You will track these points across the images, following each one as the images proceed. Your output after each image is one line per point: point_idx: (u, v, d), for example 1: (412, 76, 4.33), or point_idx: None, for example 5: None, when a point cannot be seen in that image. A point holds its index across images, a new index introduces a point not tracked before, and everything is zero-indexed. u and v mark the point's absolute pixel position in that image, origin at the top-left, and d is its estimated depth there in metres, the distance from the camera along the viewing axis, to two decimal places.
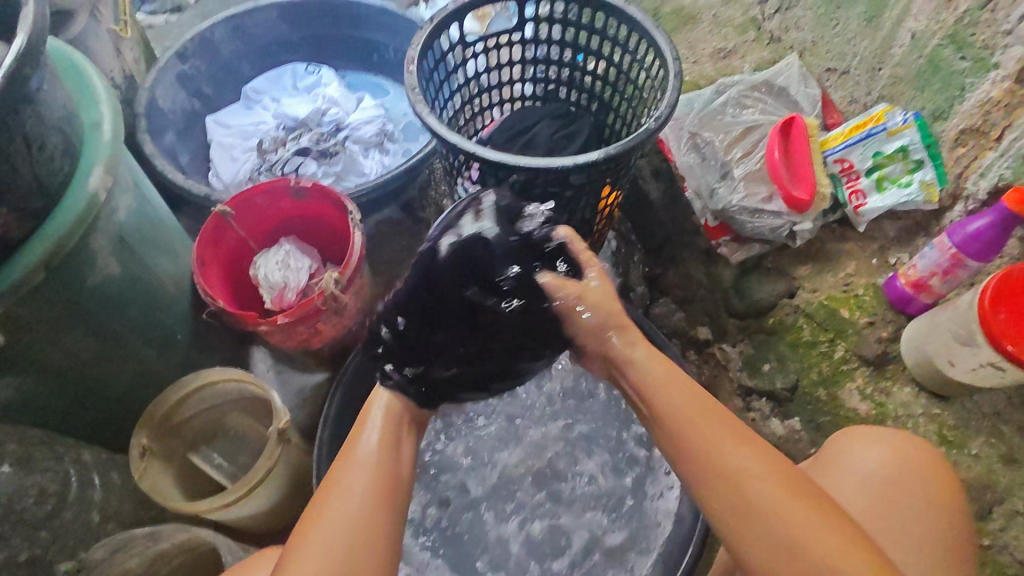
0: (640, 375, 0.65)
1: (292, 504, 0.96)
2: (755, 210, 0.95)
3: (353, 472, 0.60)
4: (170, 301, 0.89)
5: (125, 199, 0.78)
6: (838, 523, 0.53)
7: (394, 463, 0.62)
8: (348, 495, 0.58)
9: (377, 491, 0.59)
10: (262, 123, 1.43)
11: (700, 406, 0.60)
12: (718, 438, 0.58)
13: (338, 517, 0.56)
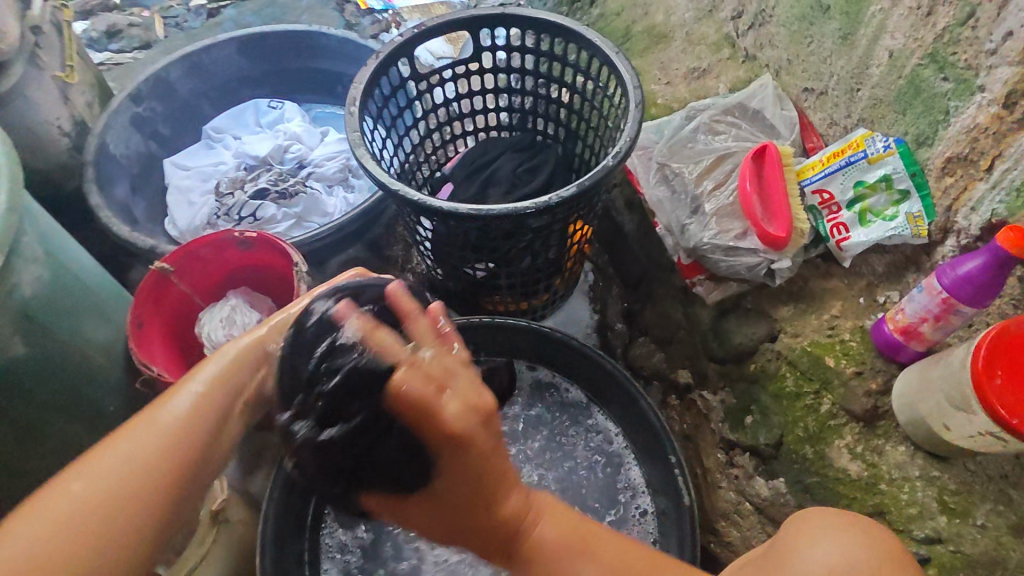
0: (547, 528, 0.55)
1: None
2: (729, 248, 0.87)
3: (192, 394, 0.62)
4: (96, 372, 0.83)
5: (32, 271, 0.72)
6: None
7: (230, 396, 0.64)
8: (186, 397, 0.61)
9: (187, 424, 0.60)
10: (221, 164, 1.37)
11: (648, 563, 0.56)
12: None
13: (135, 443, 0.57)
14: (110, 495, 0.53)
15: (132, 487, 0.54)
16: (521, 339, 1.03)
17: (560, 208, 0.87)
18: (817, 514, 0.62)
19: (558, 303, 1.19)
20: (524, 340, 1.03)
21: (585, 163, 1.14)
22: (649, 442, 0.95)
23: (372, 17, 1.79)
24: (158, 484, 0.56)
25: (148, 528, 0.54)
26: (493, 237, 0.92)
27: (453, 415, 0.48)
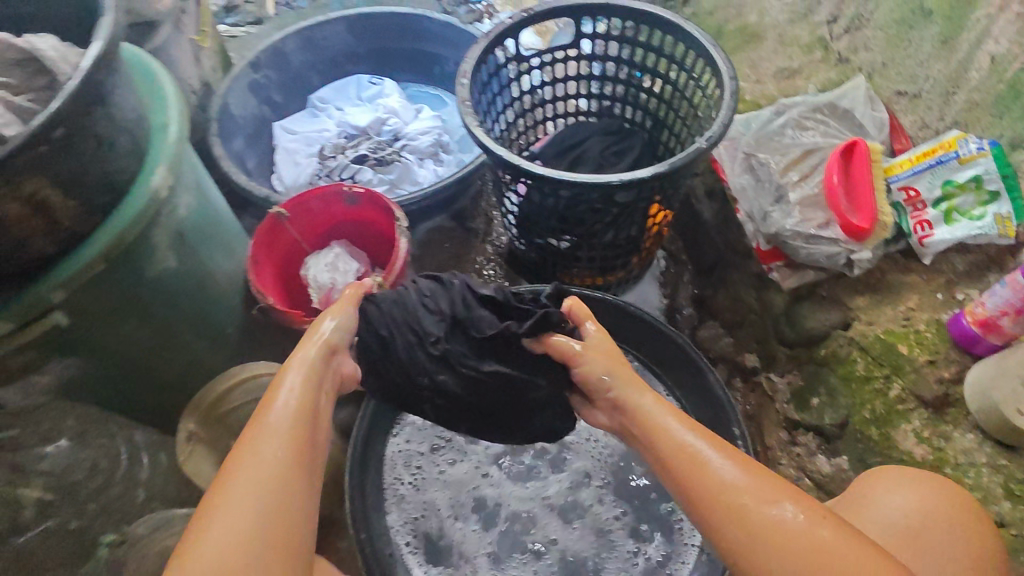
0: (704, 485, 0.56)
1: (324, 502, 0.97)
2: (811, 236, 0.91)
3: (282, 410, 0.56)
4: (221, 296, 0.93)
5: (187, 197, 0.82)
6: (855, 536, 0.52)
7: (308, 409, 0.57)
8: (278, 431, 0.54)
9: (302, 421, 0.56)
10: (325, 131, 1.48)
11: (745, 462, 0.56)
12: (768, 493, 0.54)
13: (252, 480, 0.51)
14: (243, 540, 0.48)
15: (284, 533, 0.50)
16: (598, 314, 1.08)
17: (650, 184, 0.93)
18: (900, 472, 0.69)
19: (629, 283, 1.24)
20: (600, 315, 1.08)
21: (670, 152, 1.19)
22: (710, 418, 0.99)
23: (466, 7, 1.88)
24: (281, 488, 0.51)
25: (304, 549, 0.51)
26: (581, 208, 0.99)
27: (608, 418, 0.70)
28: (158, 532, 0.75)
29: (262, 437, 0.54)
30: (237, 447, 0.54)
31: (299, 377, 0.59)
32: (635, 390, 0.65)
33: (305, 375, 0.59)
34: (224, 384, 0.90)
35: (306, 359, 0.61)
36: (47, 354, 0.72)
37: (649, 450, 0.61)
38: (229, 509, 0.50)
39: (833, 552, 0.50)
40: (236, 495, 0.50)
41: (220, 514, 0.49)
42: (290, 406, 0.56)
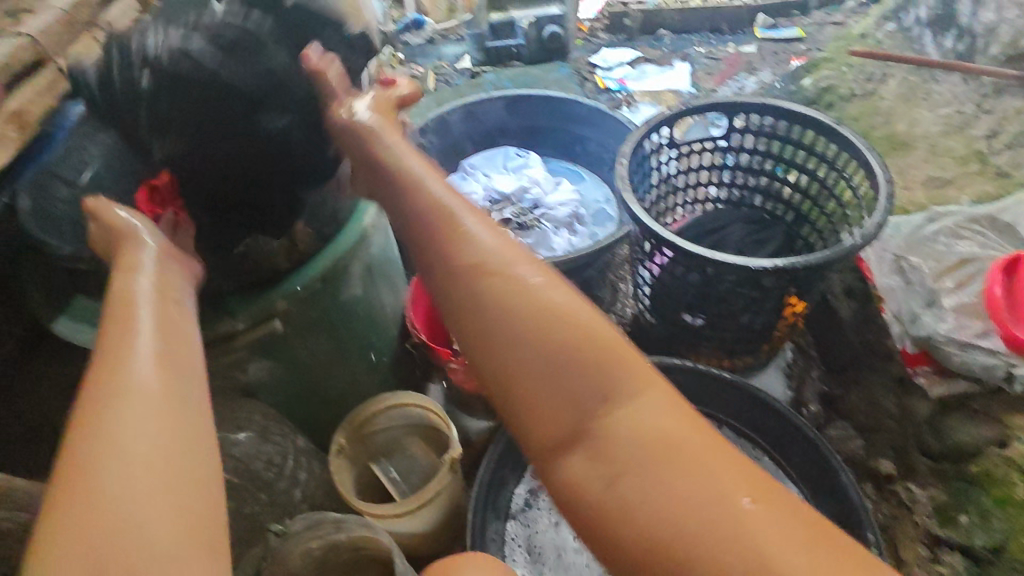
0: (527, 354, 0.49)
1: (443, 536, 1.02)
2: (966, 343, 0.89)
3: (128, 359, 0.53)
4: (387, 327, 1.03)
5: (379, 238, 0.94)
6: (686, 428, 0.46)
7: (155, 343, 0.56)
8: (129, 337, 0.55)
9: (167, 334, 0.58)
10: (473, 193, 1.62)
11: (595, 339, 0.49)
12: (591, 384, 0.48)
13: (167, 390, 0.52)
14: (141, 471, 0.45)
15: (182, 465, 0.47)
16: (721, 397, 1.10)
17: (799, 273, 0.95)
18: None
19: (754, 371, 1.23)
20: (725, 395, 1.10)
21: (811, 246, 1.21)
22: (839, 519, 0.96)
23: (607, 95, 2.03)
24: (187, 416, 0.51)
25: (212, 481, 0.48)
26: (725, 288, 1.02)
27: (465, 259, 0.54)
28: (310, 531, 0.80)
29: (124, 382, 0.51)
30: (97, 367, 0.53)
31: (132, 323, 0.57)
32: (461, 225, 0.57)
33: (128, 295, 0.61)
34: (377, 406, 1.00)
35: (151, 334, 0.57)
36: (256, 355, 0.84)
37: (477, 332, 0.51)
38: (114, 451, 0.46)
39: (678, 431, 0.46)
40: (113, 431, 0.47)
41: (100, 483, 0.44)
42: (161, 360, 0.54)
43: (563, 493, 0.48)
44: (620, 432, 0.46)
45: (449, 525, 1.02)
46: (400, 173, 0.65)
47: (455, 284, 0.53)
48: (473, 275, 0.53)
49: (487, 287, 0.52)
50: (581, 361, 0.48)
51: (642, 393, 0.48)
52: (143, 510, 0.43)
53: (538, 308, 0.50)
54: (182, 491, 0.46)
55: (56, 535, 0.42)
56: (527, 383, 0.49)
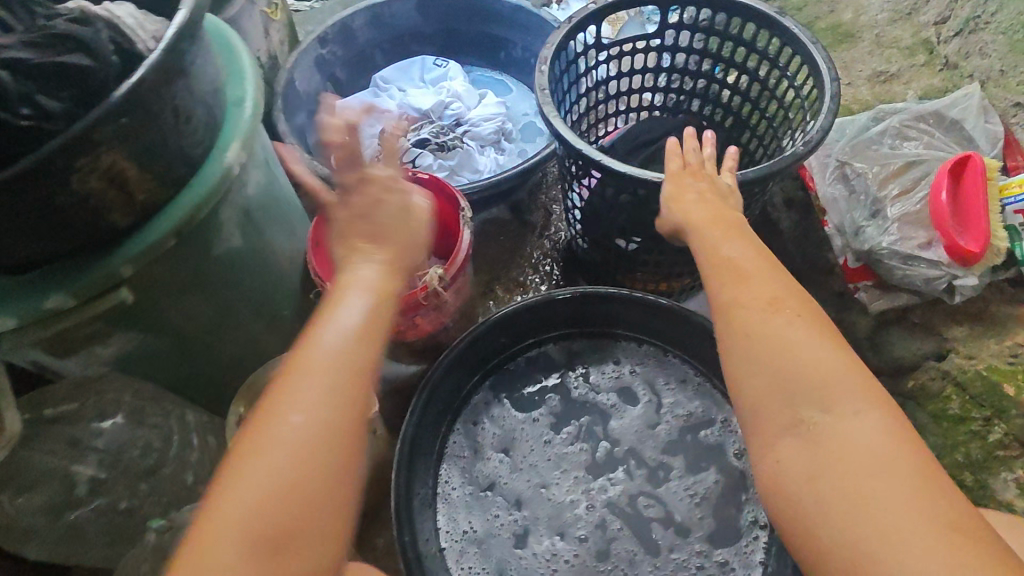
0: (812, 357, 0.51)
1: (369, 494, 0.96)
2: (909, 256, 0.83)
3: (309, 376, 0.53)
4: (283, 276, 0.91)
5: (256, 174, 0.80)
6: (912, 447, 0.47)
7: (361, 346, 0.56)
8: (337, 329, 0.56)
9: (373, 327, 0.57)
10: (386, 111, 1.44)
11: (839, 365, 0.51)
12: (851, 396, 0.49)
13: (314, 378, 0.53)
14: (291, 471, 0.49)
15: (309, 456, 0.50)
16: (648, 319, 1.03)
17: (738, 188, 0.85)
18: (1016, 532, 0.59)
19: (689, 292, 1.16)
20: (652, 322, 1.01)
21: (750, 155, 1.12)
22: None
23: None
24: (342, 416, 0.52)
25: (337, 480, 0.51)
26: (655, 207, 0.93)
27: (750, 278, 0.58)
28: None
29: (302, 381, 0.53)
30: (302, 345, 0.56)
31: (334, 316, 0.57)
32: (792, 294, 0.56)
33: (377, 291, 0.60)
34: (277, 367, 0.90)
35: (329, 345, 0.55)
36: (113, 327, 0.71)
37: (762, 351, 0.53)
38: (263, 454, 0.50)
39: (908, 446, 0.47)
40: (263, 445, 0.50)
41: (255, 456, 0.50)
42: (358, 375, 0.54)
43: (776, 492, 0.50)
44: (849, 436, 0.48)
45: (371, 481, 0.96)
46: (754, 249, 0.63)
47: (758, 309, 0.55)
48: (745, 307, 0.56)
49: (788, 322, 0.54)
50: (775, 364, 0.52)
51: (868, 411, 0.49)
52: (261, 496, 0.48)
53: (763, 331, 0.54)
54: (313, 483, 0.50)
55: (222, 497, 0.49)
56: (746, 372, 0.54)
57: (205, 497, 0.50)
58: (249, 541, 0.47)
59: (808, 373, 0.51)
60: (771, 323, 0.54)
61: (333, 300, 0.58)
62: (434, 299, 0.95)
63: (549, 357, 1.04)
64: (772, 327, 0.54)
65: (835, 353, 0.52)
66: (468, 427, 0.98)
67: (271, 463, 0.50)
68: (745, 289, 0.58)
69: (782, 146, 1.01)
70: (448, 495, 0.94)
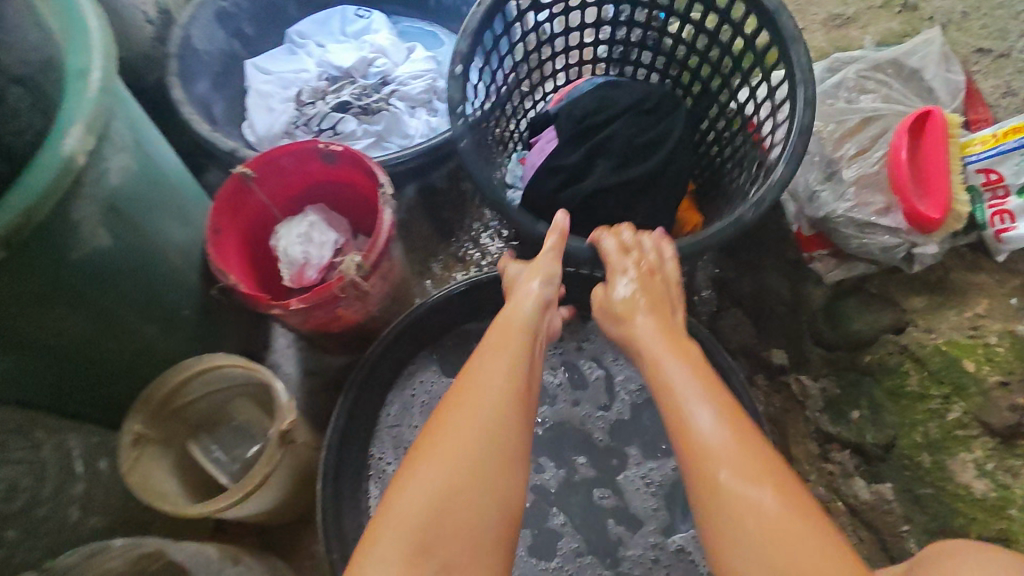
0: (757, 504, 0.47)
1: (296, 502, 0.88)
2: (865, 223, 0.77)
3: (496, 376, 0.56)
4: (176, 274, 0.80)
5: (121, 159, 0.68)
6: None
7: (510, 378, 0.56)
8: (494, 370, 0.57)
9: (527, 366, 0.59)
10: (303, 71, 1.29)
11: (786, 518, 0.46)
12: (812, 556, 0.44)
13: (486, 413, 0.53)
14: (445, 500, 0.48)
15: (465, 485, 0.49)
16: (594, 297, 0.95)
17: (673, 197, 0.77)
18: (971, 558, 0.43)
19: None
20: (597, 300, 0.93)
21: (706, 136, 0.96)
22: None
23: None
24: (513, 450, 0.52)
25: (504, 521, 0.50)
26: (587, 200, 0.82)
27: (691, 405, 0.53)
28: (92, 560, 0.63)
29: (457, 417, 0.53)
30: (464, 379, 0.57)
31: (485, 358, 0.59)
32: (740, 417, 0.53)
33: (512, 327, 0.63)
34: (177, 378, 0.80)
35: (494, 381, 0.56)
36: None
37: (722, 516, 0.48)
38: (412, 481, 0.49)
39: None
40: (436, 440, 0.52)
41: (413, 483, 0.49)
42: (508, 393, 0.55)
43: None
44: None
45: (300, 489, 0.88)
46: (667, 339, 0.62)
47: (697, 463, 0.50)
48: (688, 454, 0.51)
49: (728, 479, 0.48)
50: (747, 521, 0.46)
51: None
52: (435, 533, 0.47)
53: (722, 476, 0.49)
54: (489, 525, 0.49)
55: (380, 527, 0.48)
56: (721, 543, 0.48)
57: (367, 526, 0.49)
58: (411, 552, 0.46)
59: (763, 539, 0.46)
60: (741, 467, 0.49)
61: (497, 343, 0.61)
62: (353, 291, 0.85)
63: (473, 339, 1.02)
64: (720, 473, 0.49)
65: (788, 504, 0.47)
66: (393, 416, 0.95)
67: (433, 492, 0.49)
68: (685, 421, 0.53)
69: (751, 137, 0.84)
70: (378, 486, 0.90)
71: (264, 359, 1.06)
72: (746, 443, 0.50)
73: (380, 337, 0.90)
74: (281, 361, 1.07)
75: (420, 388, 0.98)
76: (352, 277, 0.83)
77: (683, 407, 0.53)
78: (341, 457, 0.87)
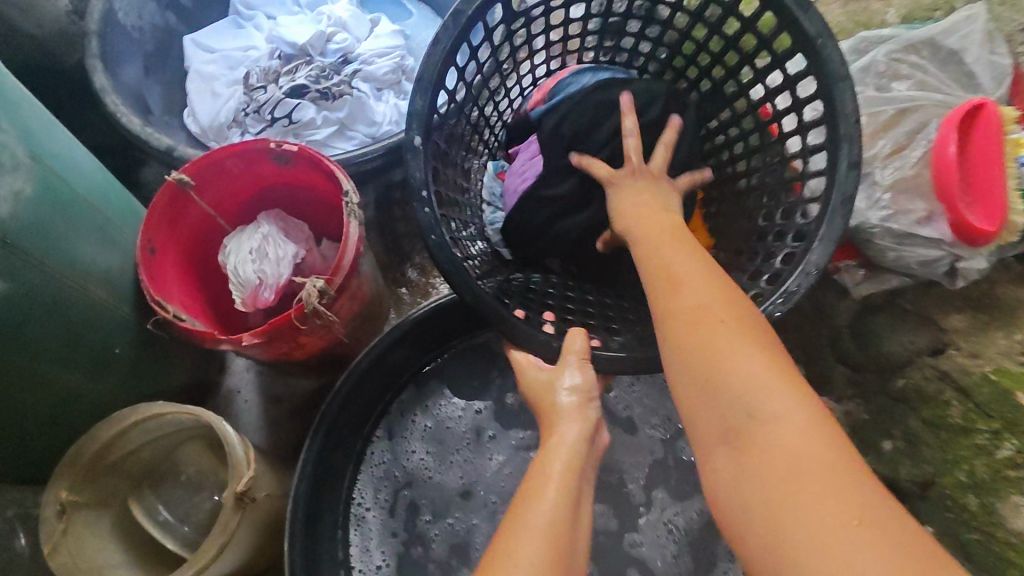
0: (704, 333, 0.45)
1: (261, 557, 0.77)
2: (904, 234, 0.68)
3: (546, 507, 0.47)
4: (97, 310, 0.67)
5: (9, 181, 0.55)
6: (815, 421, 0.39)
7: (556, 515, 0.46)
8: (539, 508, 0.47)
9: (573, 501, 0.48)
10: (252, 49, 1.13)
11: (745, 325, 0.45)
12: (749, 368, 0.42)
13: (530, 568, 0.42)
14: None
15: None
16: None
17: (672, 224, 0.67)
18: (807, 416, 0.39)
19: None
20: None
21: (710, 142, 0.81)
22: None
23: None
24: None
25: None
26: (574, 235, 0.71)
27: (672, 261, 0.51)
28: None
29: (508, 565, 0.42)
30: (505, 526, 0.47)
31: (531, 496, 0.48)
32: (716, 281, 0.48)
33: (564, 452, 0.53)
34: (111, 431, 0.67)
35: (540, 523, 0.45)
36: None
37: (675, 352, 0.45)
38: None
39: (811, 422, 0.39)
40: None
41: None
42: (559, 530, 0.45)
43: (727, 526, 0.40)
44: (768, 425, 0.39)
45: (268, 541, 0.77)
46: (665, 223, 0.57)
47: (667, 303, 0.48)
48: (663, 307, 0.48)
49: (688, 315, 0.46)
50: (785, 481, 0.37)
51: (789, 403, 0.40)
52: None
53: (759, 437, 0.39)
54: None
55: None
56: (687, 382, 0.44)
57: None
58: None
59: (700, 365, 0.43)
60: (699, 294, 0.47)
61: (535, 474, 0.51)
62: (317, 320, 0.73)
63: (479, 357, 0.90)
64: (676, 311, 0.47)
65: (739, 331, 0.44)
66: (381, 447, 0.85)
67: None
68: (712, 365, 0.43)
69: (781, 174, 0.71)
70: (363, 529, 0.81)
71: (220, 385, 0.94)
72: (709, 297, 0.47)
73: (352, 367, 0.78)
74: (240, 387, 0.95)
75: (413, 413, 0.87)
76: (315, 305, 0.70)
77: (708, 351, 0.43)
78: (316, 506, 0.77)
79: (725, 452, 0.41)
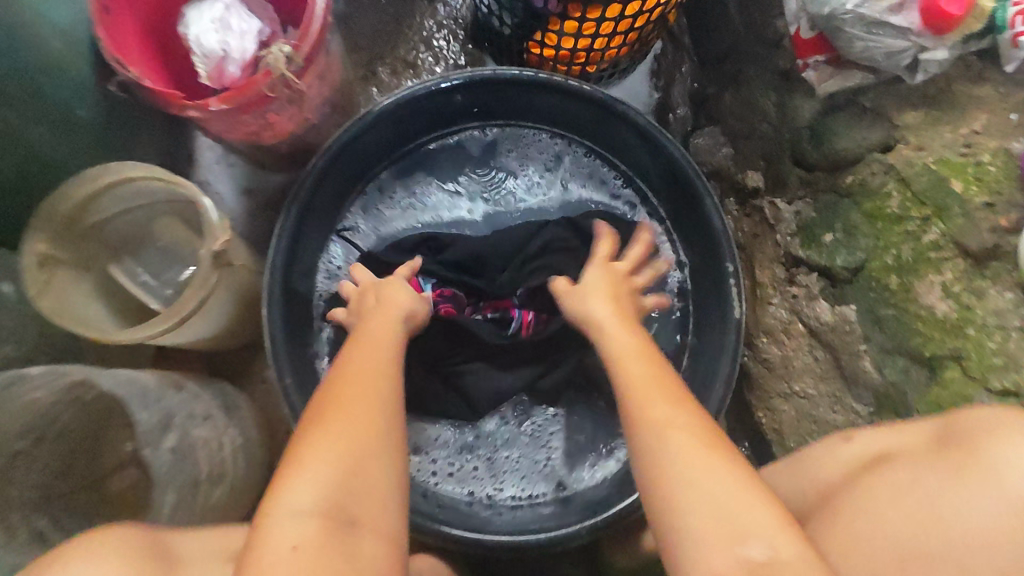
0: (626, 383, 0.58)
1: (237, 327, 0.83)
2: (874, 22, 0.68)
3: (362, 410, 0.55)
4: (54, 64, 0.66)
5: None
6: (722, 453, 0.49)
7: (371, 383, 0.58)
8: (375, 347, 0.65)
9: (382, 369, 0.61)
10: None
11: (673, 397, 0.55)
12: (650, 396, 0.55)
13: (359, 382, 0.58)
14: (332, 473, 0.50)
15: (354, 463, 0.51)
16: (557, 98, 0.87)
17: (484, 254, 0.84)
18: (691, 416, 0.53)
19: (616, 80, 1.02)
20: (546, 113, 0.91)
21: None
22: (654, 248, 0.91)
23: None
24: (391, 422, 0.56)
25: (388, 470, 0.53)
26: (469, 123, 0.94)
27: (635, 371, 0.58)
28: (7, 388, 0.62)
29: (334, 416, 0.54)
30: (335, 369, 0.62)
31: (347, 357, 0.63)
32: (637, 356, 0.61)
33: (382, 333, 0.68)
34: (82, 191, 0.68)
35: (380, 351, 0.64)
36: None
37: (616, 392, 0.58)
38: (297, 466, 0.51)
39: (715, 438, 0.51)
40: (285, 491, 0.49)
41: (309, 446, 0.52)
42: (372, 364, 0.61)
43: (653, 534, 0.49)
44: (678, 430, 0.51)
45: (245, 309, 0.82)
46: (630, 346, 0.63)
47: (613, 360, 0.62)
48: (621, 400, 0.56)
49: (633, 404, 0.55)
50: (689, 481, 0.48)
51: (682, 414, 0.53)
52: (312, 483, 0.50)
53: (685, 488, 0.48)
54: (364, 481, 0.51)
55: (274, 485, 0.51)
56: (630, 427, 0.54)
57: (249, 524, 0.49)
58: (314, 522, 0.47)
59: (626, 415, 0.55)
60: (660, 394, 0.55)
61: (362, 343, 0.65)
62: (285, 92, 0.72)
63: (450, 153, 0.96)
64: (620, 369, 0.60)
65: (653, 386, 0.56)
66: (386, 190, 0.95)
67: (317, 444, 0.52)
68: (636, 412, 0.54)
69: None
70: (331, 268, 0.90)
71: (191, 176, 0.95)
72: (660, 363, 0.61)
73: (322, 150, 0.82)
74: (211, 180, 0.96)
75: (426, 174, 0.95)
76: (283, 73, 0.69)
77: (639, 415, 0.54)
78: (288, 263, 0.83)
79: (637, 445, 0.53)
